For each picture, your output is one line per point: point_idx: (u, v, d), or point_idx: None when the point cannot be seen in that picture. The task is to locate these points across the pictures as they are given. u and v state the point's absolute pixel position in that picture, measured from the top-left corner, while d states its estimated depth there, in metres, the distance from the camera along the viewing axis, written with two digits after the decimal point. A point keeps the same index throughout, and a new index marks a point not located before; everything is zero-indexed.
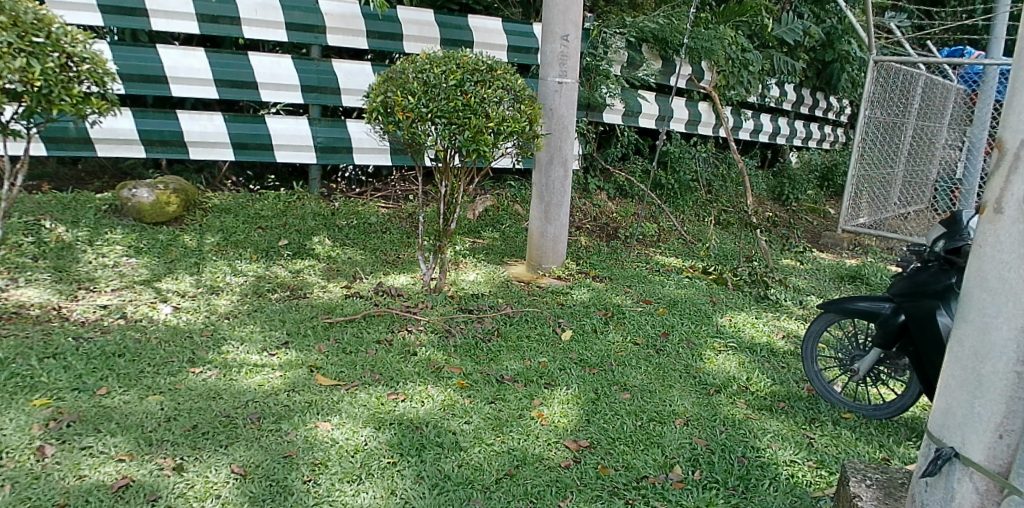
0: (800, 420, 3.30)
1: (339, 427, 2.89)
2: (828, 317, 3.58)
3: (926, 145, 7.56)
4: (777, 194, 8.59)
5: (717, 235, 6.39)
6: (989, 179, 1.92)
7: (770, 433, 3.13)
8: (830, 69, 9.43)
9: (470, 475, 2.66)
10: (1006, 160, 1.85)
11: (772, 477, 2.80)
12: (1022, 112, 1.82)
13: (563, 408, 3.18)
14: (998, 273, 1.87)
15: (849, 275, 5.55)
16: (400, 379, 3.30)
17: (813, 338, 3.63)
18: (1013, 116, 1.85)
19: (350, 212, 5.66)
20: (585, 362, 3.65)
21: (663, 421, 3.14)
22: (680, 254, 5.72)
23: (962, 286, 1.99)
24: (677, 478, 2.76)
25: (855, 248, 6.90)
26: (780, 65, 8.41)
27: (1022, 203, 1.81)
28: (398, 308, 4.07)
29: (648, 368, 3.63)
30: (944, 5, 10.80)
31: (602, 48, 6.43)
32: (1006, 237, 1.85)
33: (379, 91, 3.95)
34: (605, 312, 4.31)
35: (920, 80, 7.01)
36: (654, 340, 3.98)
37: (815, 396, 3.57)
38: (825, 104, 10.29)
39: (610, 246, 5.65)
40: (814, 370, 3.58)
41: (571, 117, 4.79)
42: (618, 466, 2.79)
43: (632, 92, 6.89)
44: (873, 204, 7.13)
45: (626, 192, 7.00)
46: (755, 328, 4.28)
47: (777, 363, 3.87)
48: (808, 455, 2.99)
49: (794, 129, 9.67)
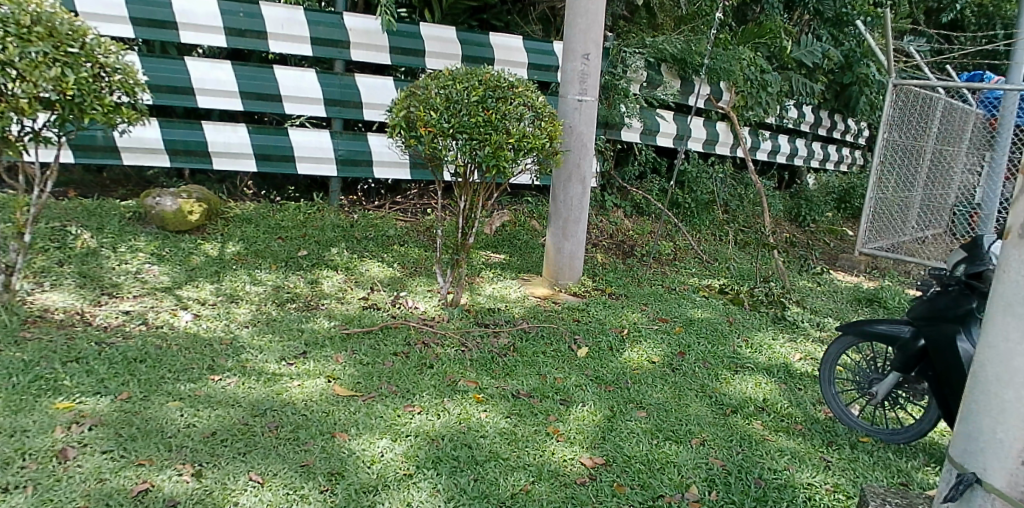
0: (817, 442, 3.28)
1: (357, 438, 2.91)
2: (847, 339, 3.56)
3: (945, 169, 7.52)
4: (794, 215, 8.56)
5: (734, 254, 6.37)
6: (1014, 202, 1.92)
7: (788, 455, 3.11)
8: (849, 91, 9.40)
9: (486, 489, 2.66)
10: None
11: (790, 500, 2.78)
12: None
13: (578, 425, 3.18)
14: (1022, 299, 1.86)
15: (867, 298, 5.50)
16: (416, 391, 3.32)
17: (831, 360, 3.61)
18: None
19: (369, 225, 5.70)
20: (600, 379, 3.65)
21: (679, 441, 3.13)
22: (696, 273, 5.72)
23: (986, 310, 1.98)
24: (694, 498, 2.75)
25: (873, 270, 6.86)
26: (798, 87, 8.43)
27: None
28: (415, 321, 4.10)
29: (665, 386, 3.63)
30: (964, 30, 10.86)
31: (621, 67, 6.46)
32: None
33: (402, 106, 4.01)
34: (621, 330, 4.30)
35: (939, 103, 6.99)
36: (671, 359, 3.97)
37: (832, 419, 3.55)
38: (843, 127, 10.26)
39: (626, 264, 5.66)
40: (831, 392, 3.56)
41: (590, 134, 4.82)
42: (634, 485, 2.79)
43: (650, 110, 6.92)
44: (891, 227, 7.09)
45: (643, 210, 6.97)
46: (773, 349, 4.26)
47: (794, 385, 3.85)
48: (826, 478, 2.97)
49: (811, 150, 9.67)
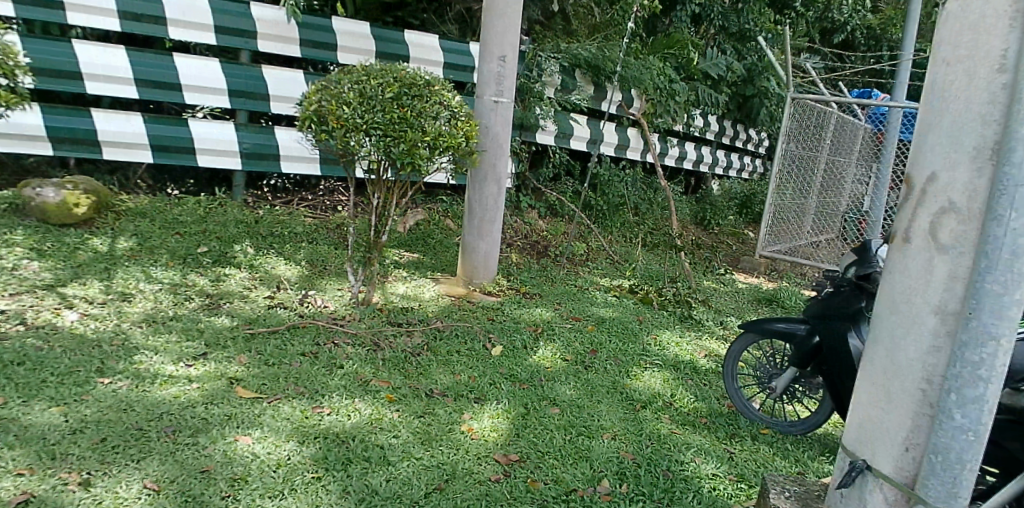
0: (721, 435, 3.41)
1: (261, 441, 2.78)
2: (749, 337, 3.73)
3: (836, 179, 8.02)
4: (699, 219, 8.90)
5: (643, 255, 6.54)
6: (899, 212, 2.15)
7: (694, 447, 3.21)
8: (750, 103, 9.88)
9: (397, 490, 2.60)
10: (911, 196, 2.09)
11: (695, 490, 2.86)
12: (929, 152, 2.05)
13: (492, 423, 3.16)
14: (905, 299, 2.09)
15: (766, 299, 5.78)
16: (326, 392, 3.21)
17: (734, 356, 3.76)
18: (920, 156, 2.09)
19: (275, 221, 5.49)
20: (515, 377, 3.65)
21: (592, 436, 3.17)
22: (607, 273, 5.83)
23: (875, 311, 2.21)
24: (606, 492, 2.78)
25: (771, 272, 7.21)
26: (706, 97, 8.73)
27: (926, 236, 2.04)
28: (324, 320, 3.96)
29: (577, 384, 3.67)
30: (853, 50, 11.64)
31: (536, 70, 6.52)
32: (913, 266, 2.07)
33: (312, 100, 3.86)
34: (535, 328, 4.32)
35: (832, 117, 7.45)
36: (583, 357, 4.02)
37: (734, 413, 3.69)
38: (744, 137, 10.78)
39: (540, 264, 5.71)
40: (734, 387, 3.71)
41: (506, 136, 4.84)
42: (547, 480, 2.79)
43: (564, 114, 7.01)
44: (788, 232, 7.49)
45: (557, 211, 7.06)
46: (679, 346, 4.40)
47: (699, 380, 3.99)
48: (729, 469, 3.08)
49: (715, 158, 10.09)
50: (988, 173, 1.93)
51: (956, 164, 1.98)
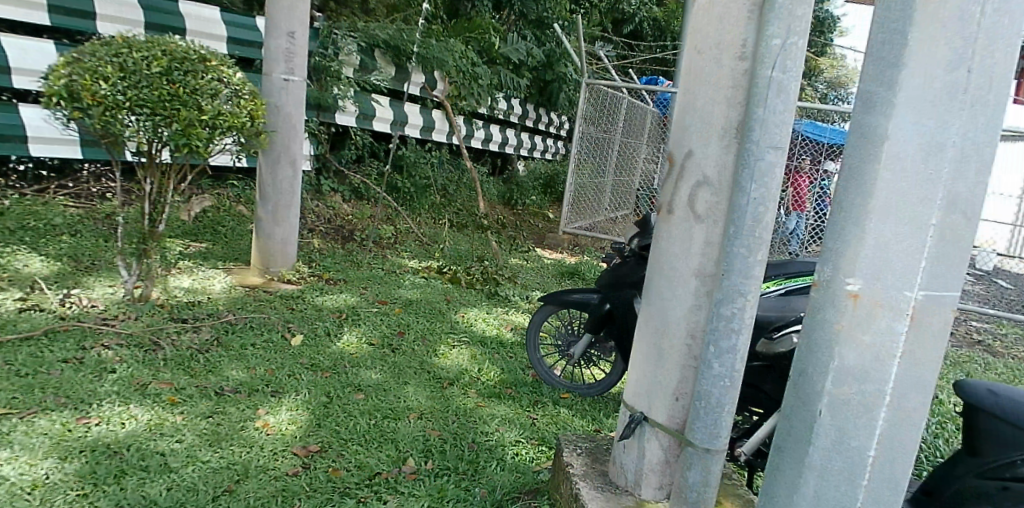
0: (525, 403, 3.55)
1: (10, 463, 2.42)
2: (548, 308, 3.94)
3: (630, 159, 8.65)
4: (507, 199, 9.15)
5: (452, 235, 6.60)
6: (665, 185, 2.41)
7: (498, 418, 3.31)
8: (550, 88, 10.31)
9: (180, 497, 2.39)
10: (674, 170, 2.35)
11: (498, 458, 2.94)
12: (686, 131, 2.32)
13: (291, 416, 3.01)
14: (671, 262, 2.34)
15: (569, 272, 6.09)
16: (93, 401, 2.87)
17: (535, 328, 3.94)
18: (679, 134, 2.35)
19: (27, 213, 4.81)
20: (316, 366, 3.51)
21: (397, 418, 3.14)
22: (416, 255, 5.82)
23: (648, 276, 2.44)
24: (410, 471, 2.77)
25: (575, 247, 7.63)
26: (507, 81, 8.95)
27: (687, 205, 2.31)
28: (91, 321, 3.54)
29: (383, 367, 3.61)
30: (642, 40, 12.56)
31: (333, 49, 6.29)
32: (676, 232, 2.33)
33: (61, 74, 3.38)
34: (338, 315, 4.20)
35: (623, 102, 8.00)
36: (390, 340, 3.97)
37: (538, 381, 3.87)
38: (547, 120, 11.25)
39: (345, 248, 5.55)
40: (536, 356, 3.88)
41: (299, 117, 4.62)
42: (350, 467, 2.72)
43: (365, 95, 6.84)
44: (588, 209, 7.97)
45: (362, 195, 6.90)
46: (486, 322, 4.50)
47: (505, 353, 4.12)
48: (531, 434, 3.21)
49: (520, 140, 10.44)
50: (733, 150, 2.23)
51: (710, 141, 2.26)
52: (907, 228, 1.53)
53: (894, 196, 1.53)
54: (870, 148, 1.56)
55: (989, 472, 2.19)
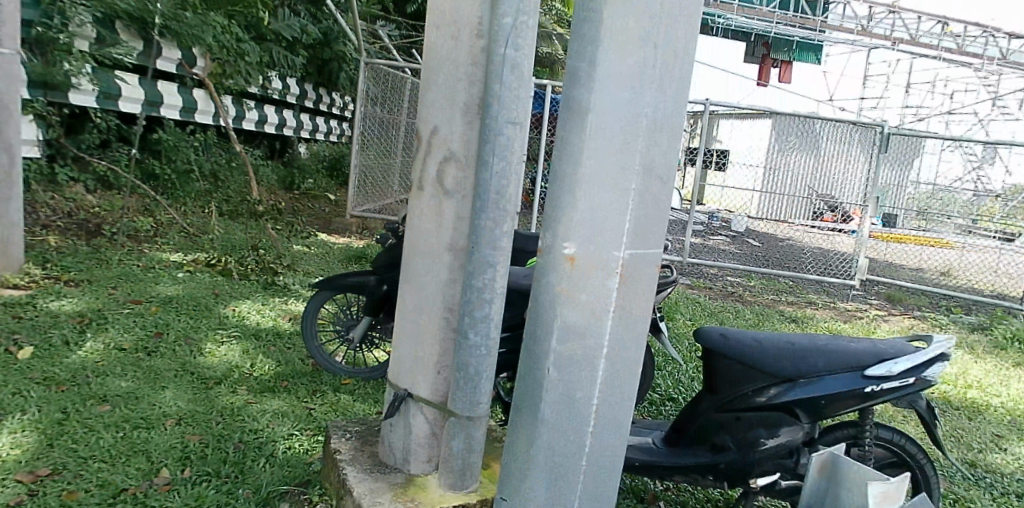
0: (302, 394, 3.45)
1: None
2: (324, 294, 3.84)
3: None
4: (287, 183, 8.88)
5: (222, 224, 6.19)
6: (415, 161, 2.39)
7: (269, 413, 3.16)
8: (329, 67, 9.92)
9: None
10: (422, 146, 2.34)
11: (268, 455, 2.81)
12: (430, 106, 2.32)
13: (15, 439, 2.63)
14: (424, 238, 2.35)
15: (355, 256, 5.98)
16: None
17: (311, 316, 3.82)
18: (424, 110, 2.34)
19: None
20: (51, 380, 3.10)
21: (151, 426, 2.88)
22: (181, 248, 5.39)
23: (404, 254, 2.42)
24: (164, 482, 2.55)
25: (363, 231, 7.55)
26: (280, 60, 8.45)
27: (435, 181, 2.32)
28: None
29: (136, 374, 3.29)
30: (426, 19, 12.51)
31: (60, 19, 5.49)
32: (427, 208, 2.33)
33: None
34: (81, 320, 3.75)
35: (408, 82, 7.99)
36: (145, 343, 3.62)
37: (318, 369, 3.78)
38: (330, 100, 10.89)
39: (91, 246, 5.04)
40: (315, 344, 3.78)
41: (13, 95, 4.36)
42: (90, 487, 2.44)
43: (106, 72, 6.10)
44: (376, 191, 7.89)
45: (111, 184, 6.21)
46: (261, 314, 4.29)
47: (282, 345, 3.96)
48: (306, 425, 3.11)
49: (300, 122, 10.00)
50: (476, 126, 2.27)
51: (453, 117, 2.28)
52: (611, 194, 1.65)
53: (599, 164, 1.64)
54: (576, 120, 1.65)
55: (726, 404, 3.07)
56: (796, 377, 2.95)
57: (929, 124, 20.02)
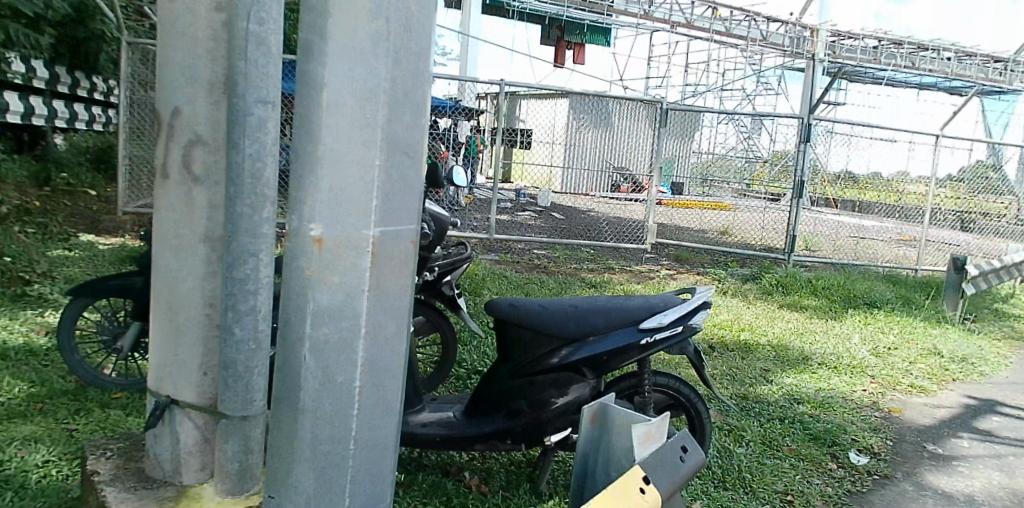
0: (61, 416, 3.08)
1: None
2: (81, 302, 3.44)
3: None
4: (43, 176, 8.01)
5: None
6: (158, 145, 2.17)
7: (18, 441, 2.79)
8: (87, 47, 8.74)
9: None
10: (164, 131, 2.14)
11: (15, 488, 2.48)
12: (168, 87, 2.11)
13: None
14: (174, 230, 2.16)
15: (129, 257, 5.45)
16: None
17: (66, 328, 3.43)
18: (163, 90, 2.13)
19: None
20: None
21: None
22: None
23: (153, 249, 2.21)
24: None
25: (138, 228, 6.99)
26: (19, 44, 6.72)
27: (181, 167, 2.13)
28: None
29: None
30: None
31: None
32: (174, 198, 2.15)
33: None
34: None
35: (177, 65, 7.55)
36: None
37: (82, 387, 3.42)
38: (93, 84, 9.69)
39: None
40: (75, 359, 3.43)
41: None
42: None
43: None
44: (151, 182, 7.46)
45: None
46: (9, 331, 3.84)
47: (36, 364, 3.54)
48: (65, 450, 2.79)
49: (55, 109, 8.78)
50: (223, 107, 2.11)
51: (196, 99, 2.10)
52: (353, 171, 1.62)
53: (338, 143, 1.61)
54: (310, 97, 1.60)
55: (520, 371, 3.16)
56: (581, 338, 3.13)
57: (705, 100, 22.16)
